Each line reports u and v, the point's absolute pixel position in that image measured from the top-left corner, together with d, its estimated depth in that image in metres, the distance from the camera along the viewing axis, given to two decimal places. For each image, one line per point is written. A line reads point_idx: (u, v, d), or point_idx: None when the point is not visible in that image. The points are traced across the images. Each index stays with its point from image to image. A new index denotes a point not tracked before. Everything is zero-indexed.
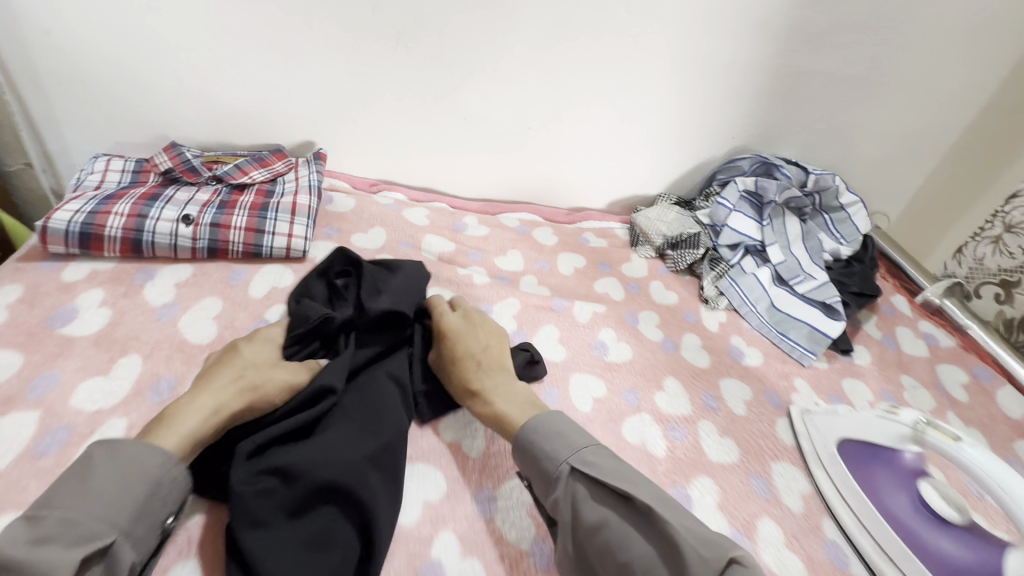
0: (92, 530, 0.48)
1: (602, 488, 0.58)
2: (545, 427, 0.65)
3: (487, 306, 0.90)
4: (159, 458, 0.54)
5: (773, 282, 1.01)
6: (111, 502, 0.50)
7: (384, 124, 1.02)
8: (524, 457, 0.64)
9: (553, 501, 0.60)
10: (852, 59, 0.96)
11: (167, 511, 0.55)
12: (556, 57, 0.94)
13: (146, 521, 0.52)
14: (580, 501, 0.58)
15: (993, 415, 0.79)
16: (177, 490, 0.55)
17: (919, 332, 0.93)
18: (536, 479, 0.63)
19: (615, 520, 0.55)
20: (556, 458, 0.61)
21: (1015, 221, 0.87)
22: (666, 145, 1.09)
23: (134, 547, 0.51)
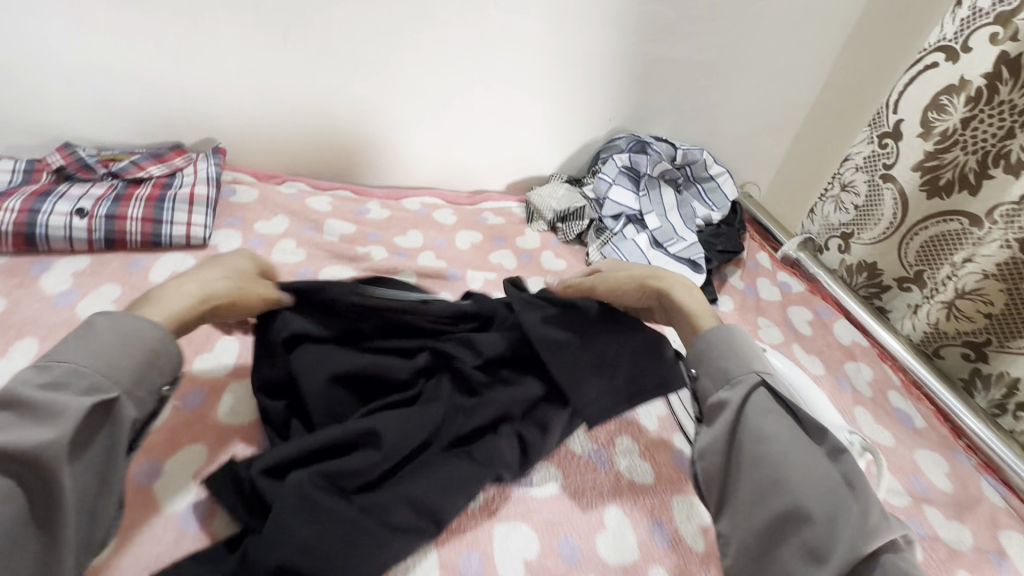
0: (95, 383, 0.49)
1: (784, 405, 0.56)
2: (734, 340, 0.61)
3: (384, 281, 0.90)
4: (157, 333, 0.54)
5: (651, 246, 1.09)
6: (110, 364, 0.50)
7: (280, 118, 0.99)
8: (703, 354, 0.62)
9: (718, 398, 0.59)
10: (703, 47, 1.09)
11: (162, 382, 0.54)
12: (435, 48, 0.95)
13: (146, 386, 0.53)
14: (756, 408, 0.56)
15: (829, 344, 1.00)
16: (175, 363, 0.55)
17: (775, 281, 1.13)
18: (706, 373, 0.61)
19: (786, 433, 0.53)
20: (745, 365, 0.58)
21: (847, 182, 1.12)
22: (553, 126, 1.12)
23: (134, 407, 0.51)
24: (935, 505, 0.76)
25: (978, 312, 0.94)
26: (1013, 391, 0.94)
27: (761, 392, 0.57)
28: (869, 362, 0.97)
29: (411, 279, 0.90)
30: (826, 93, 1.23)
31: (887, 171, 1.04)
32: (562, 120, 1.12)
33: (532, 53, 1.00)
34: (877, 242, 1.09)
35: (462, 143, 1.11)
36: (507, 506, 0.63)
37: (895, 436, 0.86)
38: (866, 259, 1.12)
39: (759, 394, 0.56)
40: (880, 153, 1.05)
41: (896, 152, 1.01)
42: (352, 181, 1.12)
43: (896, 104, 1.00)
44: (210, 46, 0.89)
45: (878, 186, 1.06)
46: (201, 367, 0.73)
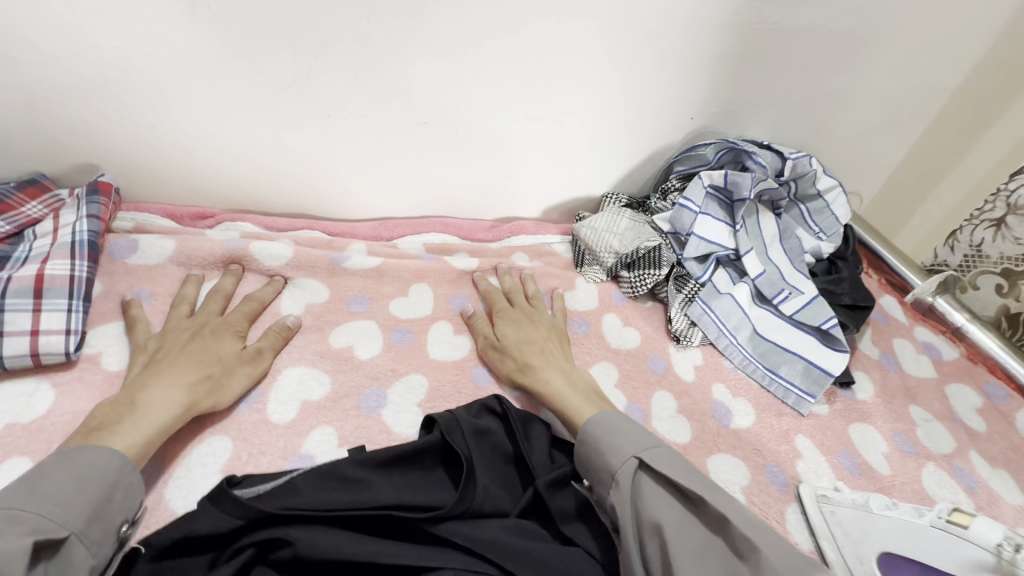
0: (43, 525, 0.37)
1: (669, 486, 0.46)
2: (605, 425, 0.52)
3: (378, 393, 0.58)
4: (117, 459, 0.43)
5: (753, 301, 0.77)
6: (65, 499, 0.39)
7: (201, 131, 0.63)
8: (583, 453, 0.52)
9: (609, 499, 0.48)
10: (836, 11, 0.74)
11: (123, 518, 0.43)
12: (444, 15, 0.59)
13: (103, 527, 0.41)
14: (643, 498, 0.46)
15: (1016, 448, 0.71)
16: (137, 494, 0.45)
17: (917, 344, 0.82)
18: (589, 473, 0.51)
19: (673, 520, 0.44)
20: (619, 451, 0.49)
21: (1021, 204, 0.79)
22: (610, 130, 0.78)
23: (92, 554, 0.39)
24: None
25: None
26: None
27: (642, 479, 0.48)
28: None
29: (422, 390, 0.59)
30: (978, 74, 0.89)
31: None
32: (625, 121, 0.78)
33: (592, 24, 0.65)
34: None
35: (483, 158, 0.76)
36: None
37: None
38: None
39: (642, 481, 0.47)
40: None
41: None
42: (325, 217, 0.78)
43: None
44: (60, 15, 0.52)
45: None
46: None
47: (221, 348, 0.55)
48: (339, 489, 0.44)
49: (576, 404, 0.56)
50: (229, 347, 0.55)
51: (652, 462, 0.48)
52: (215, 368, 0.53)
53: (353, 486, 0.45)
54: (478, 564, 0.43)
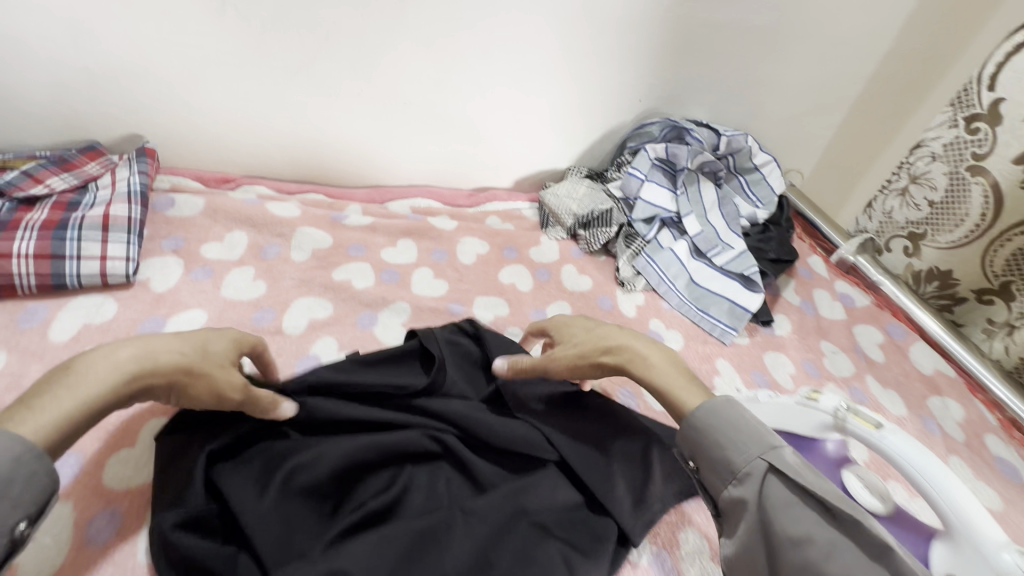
0: None
1: (808, 497, 0.43)
2: (719, 416, 0.48)
3: (370, 316, 0.72)
4: (20, 448, 0.37)
5: (691, 255, 0.90)
6: None
7: (226, 108, 0.77)
8: (692, 440, 0.49)
9: (730, 496, 0.46)
10: (758, 8, 0.87)
11: (21, 515, 0.37)
12: (427, 13, 0.73)
13: None
14: (775, 504, 0.44)
15: (908, 374, 0.84)
16: (47, 489, 0.38)
17: (834, 294, 0.96)
18: (703, 466, 0.48)
19: (826, 538, 0.41)
20: (744, 451, 0.46)
21: (919, 173, 0.94)
22: (571, 110, 0.92)
23: None
24: None
25: None
26: None
27: (773, 482, 0.45)
28: (958, 398, 0.82)
29: (406, 314, 0.73)
30: (891, 64, 1.03)
31: (977, 162, 0.84)
32: (581, 101, 0.91)
33: (549, 18, 0.78)
34: (956, 247, 0.91)
35: (461, 134, 0.90)
36: None
37: (1002, 495, 0.72)
38: (939, 266, 0.95)
39: (773, 485, 0.45)
40: (967, 140, 0.85)
41: (991, 139, 0.82)
42: (327, 184, 0.92)
43: (993, 79, 0.79)
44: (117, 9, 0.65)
45: (962, 181, 0.87)
46: (114, 475, 0.54)
47: (216, 343, 0.50)
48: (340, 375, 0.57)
49: (681, 389, 0.52)
50: (217, 344, 0.50)
51: (786, 467, 0.44)
52: (198, 357, 0.47)
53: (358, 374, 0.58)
54: (440, 424, 0.57)
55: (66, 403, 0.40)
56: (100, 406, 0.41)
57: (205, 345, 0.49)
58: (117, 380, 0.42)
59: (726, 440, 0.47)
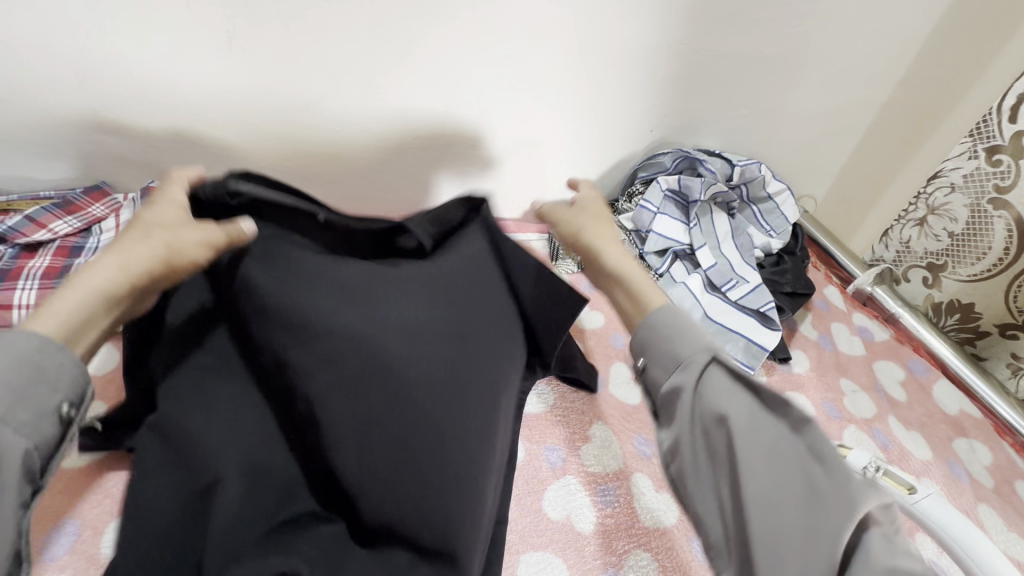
0: None
1: (742, 382, 0.48)
2: (678, 319, 0.53)
3: None
4: (36, 340, 0.42)
5: (704, 289, 0.88)
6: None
7: (233, 146, 0.76)
8: (647, 343, 0.53)
9: (672, 384, 0.50)
10: (771, 39, 0.86)
11: (63, 398, 0.42)
12: (436, 48, 0.72)
13: (29, 408, 0.40)
14: (714, 390, 0.48)
15: (931, 414, 0.82)
16: (76, 370, 0.43)
17: (852, 327, 0.93)
18: (653, 359, 0.53)
19: (750, 415, 0.47)
20: (693, 342, 0.51)
21: (937, 204, 0.91)
22: (581, 142, 0.91)
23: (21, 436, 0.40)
24: None
25: None
26: None
27: (715, 371, 0.49)
28: (985, 440, 0.79)
29: None
30: (906, 91, 1.01)
31: (1000, 195, 0.82)
32: (592, 131, 0.90)
33: (559, 51, 0.77)
34: (978, 280, 0.89)
35: (470, 166, 0.88)
36: None
37: None
38: (960, 298, 0.92)
39: (714, 373, 0.49)
40: (989, 172, 0.83)
41: (1015, 172, 0.80)
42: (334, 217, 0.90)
43: (1014, 111, 0.78)
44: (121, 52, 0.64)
45: (984, 213, 0.85)
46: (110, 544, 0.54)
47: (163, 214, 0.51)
48: (277, 267, 0.53)
49: (647, 292, 0.57)
50: (170, 214, 0.51)
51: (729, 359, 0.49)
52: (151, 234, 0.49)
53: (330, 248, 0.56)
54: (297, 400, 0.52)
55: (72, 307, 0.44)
56: (109, 293, 0.46)
57: (152, 224, 0.50)
58: (110, 271, 0.46)
59: (676, 338, 0.51)
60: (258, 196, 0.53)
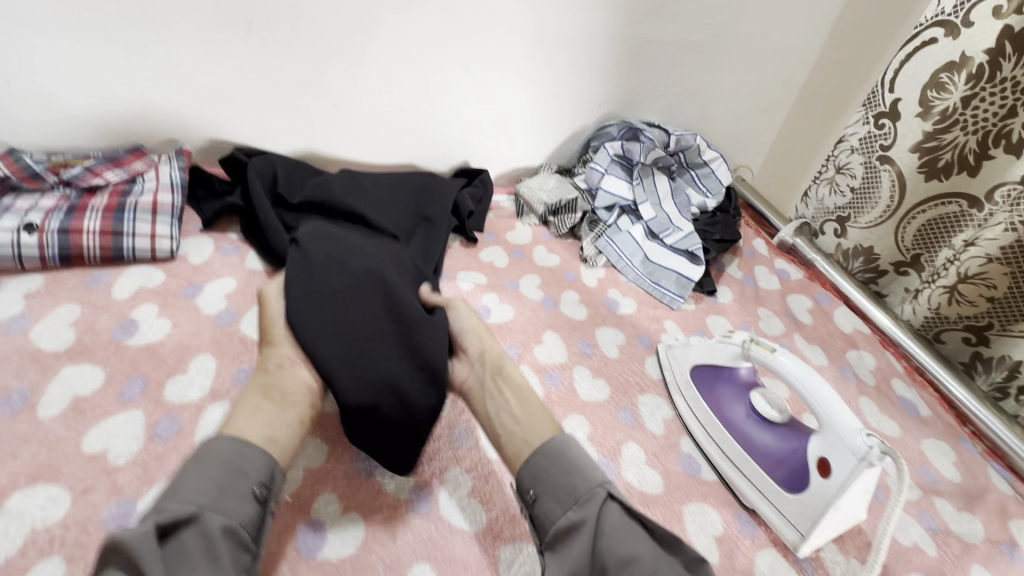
0: (179, 508, 0.45)
1: (635, 517, 0.52)
2: (570, 453, 0.56)
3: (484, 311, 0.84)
4: (226, 441, 0.51)
5: (646, 237, 1.04)
6: (192, 484, 0.47)
7: (247, 117, 0.92)
8: (538, 470, 0.55)
9: (568, 521, 0.52)
10: (694, 27, 1.03)
11: (254, 483, 0.50)
12: (417, 35, 0.89)
13: (233, 493, 0.48)
14: (610, 526, 0.51)
15: (831, 332, 0.99)
16: (264, 464, 0.51)
17: (773, 269, 1.10)
18: (548, 493, 0.54)
19: (648, 555, 0.49)
20: (590, 479, 0.54)
21: (842, 164, 1.08)
22: (539, 117, 1.07)
23: (227, 516, 0.47)
24: (945, 497, 0.75)
25: (980, 296, 0.91)
26: (1015, 373, 0.92)
27: (610, 507, 0.52)
28: (872, 350, 0.96)
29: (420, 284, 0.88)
30: (818, 71, 1.18)
31: (885, 152, 0.99)
32: (549, 105, 1.06)
33: (516, 39, 0.94)
34: (874, 226, 1.05)
35: (446, 133, 1.04)
36: (514, 527, 0.58)
37: (901, 426, 0.84)
38: (862, 244, 1.09)
39: (609, 510, 0.52)
40: (877, 134, 1.00)
41: (893, 133, 0.97)
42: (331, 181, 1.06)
43: (892, 82, 0.95)
44: (158, 30, 0.79)
45: (875, 169, 1.01)
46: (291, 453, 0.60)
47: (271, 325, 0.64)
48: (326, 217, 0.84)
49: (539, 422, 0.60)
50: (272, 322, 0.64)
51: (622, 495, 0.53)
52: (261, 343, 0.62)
53: (346, 197, 0.84)
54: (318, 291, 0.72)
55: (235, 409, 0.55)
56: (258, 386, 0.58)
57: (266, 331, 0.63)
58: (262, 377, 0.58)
59: (575, 472, 0.54)
60: (328, 176, 0.86)
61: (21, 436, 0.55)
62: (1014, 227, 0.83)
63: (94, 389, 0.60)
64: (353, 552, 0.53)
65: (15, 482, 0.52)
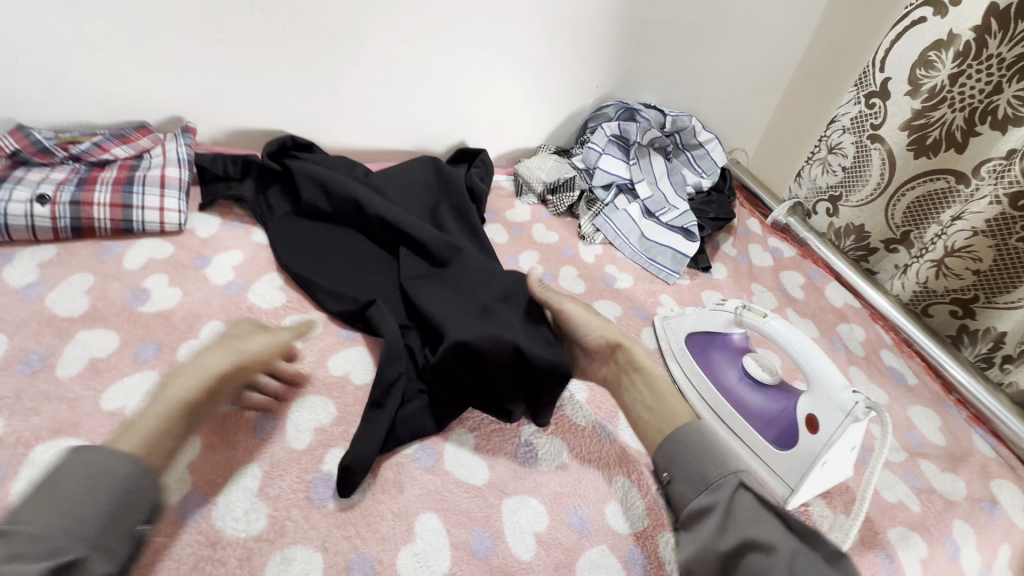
0: (55, 545, 0.40)
1: (769, 507, 0.51)
2: (704, 441, 0.59)
3: None
4: (126, 463, 0.47)
5: (643, 215, 1.06)
6: (73, 510, 0.43)
7: (251, 96, 0.94)
8: (674, 456, 0.59)
9: (702, 502, 0.55)
10: (690, 8, 1.05)
11: (140, 519, 0.46)
12: (420, 16, 0.91)
13: (117, 533, 0.44)
14: (740, 510, 0.52)
15: (823, 306, 1.01)
16: (153, 497, 0.48)
17: (766, 247, 1.13)
18: (682, 476, 0.58)
19: (781, 544, 0.48)
20: (723, 465, 0.56)
21: (834, 144, 1.10)
22: (537, 98, 1.09)
23: (106, 559, 0.43)
24: (930, 458, 0.78)
25: (966, 269, 0.94)
26: (1000, 344, 0.95)
27: (742, 494, 0.53)
28: (862, 323, 0.99)
29: None
30: (813, 52, 1.20)
31: (875, 132, 1.01)
32: (547, 86, 1.08)
33: (515, 18, 0.96)
34: (865, 205, 1.08)
35: (446, 114, 1.06)
36: (516, 481, 0.61)
37: (889, 393, 0.87)
38: (854, 222, 1.11)
39: (741, 497, 0.53)
40: (868, 114, 1.02)
41: (884, 111, 0.99)
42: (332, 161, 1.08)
43: (883, 62, 0.97)
44: (162, 7, 0.80)
45: (865, 148, 1.04)
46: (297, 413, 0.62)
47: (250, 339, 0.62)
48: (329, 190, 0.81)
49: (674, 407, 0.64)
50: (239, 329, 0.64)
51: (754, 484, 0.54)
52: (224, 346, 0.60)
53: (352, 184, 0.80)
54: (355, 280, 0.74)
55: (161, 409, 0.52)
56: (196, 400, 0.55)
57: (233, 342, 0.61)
58: (189, 382, 0.55)
59: (706, 458, 0.57)
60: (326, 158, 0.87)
61: (42, 394, 0.57)
62: (999, 201, 0.85)
63: (110, 351, 0.62)
64: (365, 501, 0.56)
65: (38, 436, 0.54)
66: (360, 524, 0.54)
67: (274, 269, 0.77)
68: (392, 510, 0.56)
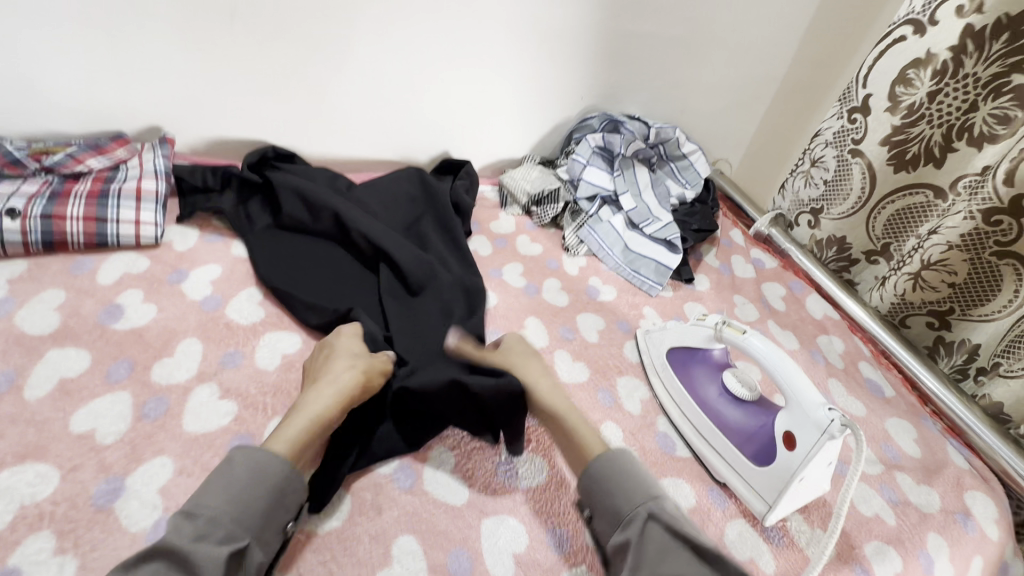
0: (230, 530, 0.47)
1: (682, 539, 0.51)
2: (617, 472, 0.58)
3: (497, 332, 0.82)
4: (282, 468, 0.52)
5: (626, 227, 1.07)
6: (238, 502, 0.48)
7: (231, 107, 0.93)
8: (589, 491, 0.58)
9: (616, 540, 0.53)
10: (673, 22, 1.06)
11: (289, 518, 0.52)
12: (404, 29, 0.90)
13: (271, 527, 0.50)
14: (651, 546, 0.51)
15: (803, 318, 1.03)
16: (300, 498, 0.53)
17: (748, 258, 1.14)
18: (600, 512, 0.57)
19: None
20: (631, 499, 0.55)
21: (817, 157, 1.11)
22: (522, 109, 1.09)
23: (261, 549, 0.49)
24: (906, 471, 0.79)
25: (942, 282, 0.96)
26: (974, 356, 0.97)
27: (654, 528, 0.53)
28: (841, 335, 1.00)
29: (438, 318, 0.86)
30: (795, 65, 1.21)
31: (856, 146, 1.03)
32: (532, 98, 1.08)
33: (499, 31, 0.96)
34: (846, 218, 1.09)
35: (430, 124, 1.05)
36: (495, 500, 0.61)
37: (866, 405, 0.88)
38: (835, 234, 1.13)
39: (652, 531, 0.52)
40: (849, 128, 1.03)
41: (864, 126, 1.00)
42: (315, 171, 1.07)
43: (866, 78, 0.98)
44: (140, 17, 0.79)
45: (846, 162, 1.05)
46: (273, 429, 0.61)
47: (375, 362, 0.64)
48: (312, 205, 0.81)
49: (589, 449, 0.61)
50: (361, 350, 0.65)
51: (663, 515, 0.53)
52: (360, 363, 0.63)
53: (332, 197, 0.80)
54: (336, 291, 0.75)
55: (302, 423, 0.55)
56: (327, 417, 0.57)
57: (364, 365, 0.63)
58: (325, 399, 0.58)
59: (617, 492, 0.56)
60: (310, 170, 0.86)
61: (8, 416, 0.56)
62: (973, 216, 0.88)
63: (80, 370, 0.61)
64: (341, 523, 0.56)
65: (4, 459, 0.53)
66: (336, 546, 0.54)
67: (253, 284, 0.76)
68: (368, 532, 0.55)
